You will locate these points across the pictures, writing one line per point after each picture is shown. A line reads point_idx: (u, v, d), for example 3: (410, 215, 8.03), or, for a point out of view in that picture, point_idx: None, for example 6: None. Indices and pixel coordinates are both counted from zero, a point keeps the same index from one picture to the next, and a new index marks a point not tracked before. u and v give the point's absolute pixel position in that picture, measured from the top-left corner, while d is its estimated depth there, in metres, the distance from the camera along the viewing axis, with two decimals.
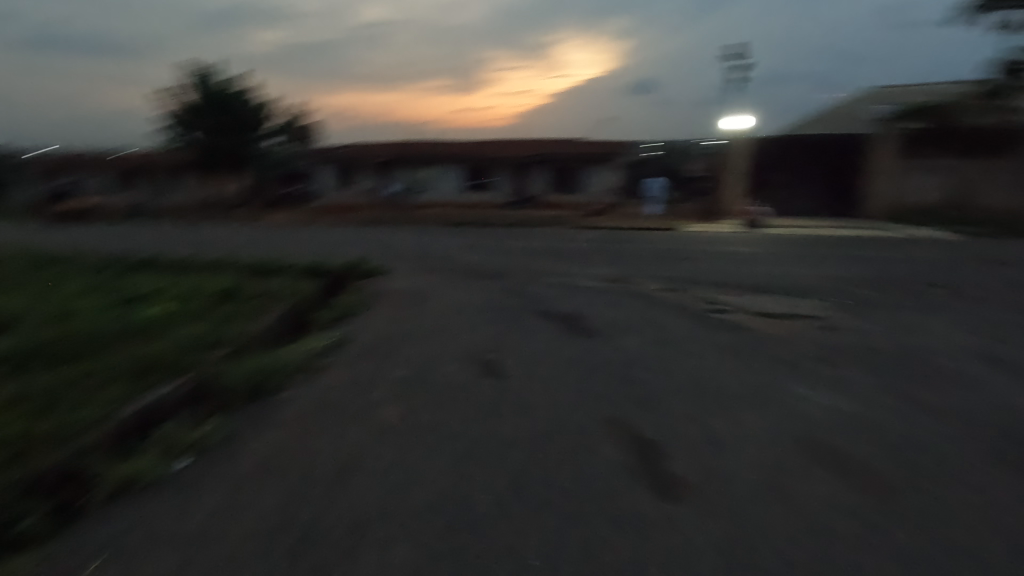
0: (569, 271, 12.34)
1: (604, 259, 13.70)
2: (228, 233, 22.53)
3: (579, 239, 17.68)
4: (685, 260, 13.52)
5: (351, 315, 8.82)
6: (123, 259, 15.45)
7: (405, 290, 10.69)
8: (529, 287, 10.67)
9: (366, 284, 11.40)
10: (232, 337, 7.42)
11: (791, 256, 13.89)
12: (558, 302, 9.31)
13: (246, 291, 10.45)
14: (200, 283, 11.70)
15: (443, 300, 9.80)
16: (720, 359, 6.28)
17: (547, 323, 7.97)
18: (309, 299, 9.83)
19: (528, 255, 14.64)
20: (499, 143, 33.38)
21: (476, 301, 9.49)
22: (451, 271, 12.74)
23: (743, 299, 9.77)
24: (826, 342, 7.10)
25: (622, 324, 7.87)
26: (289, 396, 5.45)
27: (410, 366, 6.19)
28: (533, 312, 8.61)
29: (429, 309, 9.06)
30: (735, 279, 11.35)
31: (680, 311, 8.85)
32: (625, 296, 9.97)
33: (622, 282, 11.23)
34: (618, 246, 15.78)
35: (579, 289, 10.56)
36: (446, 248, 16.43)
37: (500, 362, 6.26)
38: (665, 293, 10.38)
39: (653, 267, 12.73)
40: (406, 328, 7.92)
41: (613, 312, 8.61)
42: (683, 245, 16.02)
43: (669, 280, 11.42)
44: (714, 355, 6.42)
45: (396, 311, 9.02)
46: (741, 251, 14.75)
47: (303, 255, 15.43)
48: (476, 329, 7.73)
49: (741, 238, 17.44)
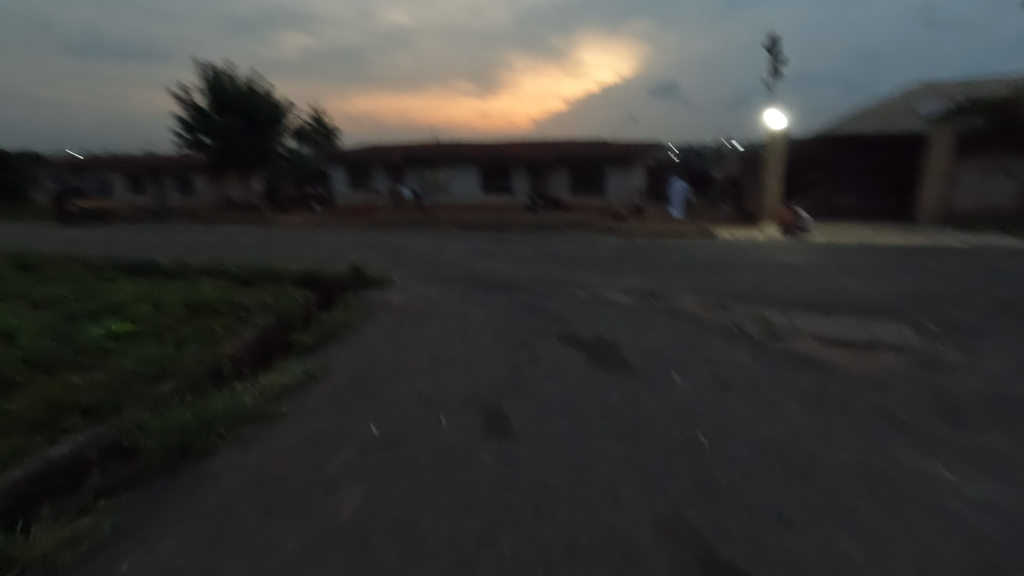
0: (594, 283, 10.87)
1: (633, 269, 12.20)
2: (233, 236, 21.53)
3: (604, 245, 16.14)
4: (724, 270, 11.95)
5: (335, 336, 7.46)
6: (112, 264, 14.36)
7: (405, 306, 9.32)
8: (548, 303, 9.23)
9: (364, 297, 10.08)
10: (182, 367, 6.06)
11: (848, 267, 12.22)
12: (583, 323, 7.86)
13: (226, 304, 9.16)
14: (180, 292, 10.46)
15: (450, 317, 8.41)
16: (802, 416, 4.75)
17: (570, 353, 6.52)
18: (294, 315, 8.47)
19: (549, 263, 13.20)
20: (519, 143, 31.86)
21: (486, 320, 8.08)
22: (460, 282, 11.38)
23: (803, 321, 8.20)
24: (932, 387, 5.52)
25: (664, 356, 6.37)
26: (215, 468, 4.04)
27: (390, 418, 4.78)
28: (552, 337, 7.16)
29: (430, 331, 7.67)
30: (789, 295, 9.76)
31: (731, 337, 7.31)
32: (662, 315, 8.47)
33: (655, 297, 9.74)
34: (649, 254, 14.22)
35: (606, 306, 9.08)
36: (458, 254, 15.06)
37: (509, 414, 4.83)
38: (707, 311, 8.86)
39: (690, 278, 11.20)
40: (398, 357, 6.53)
41: (651, 337, 7.13)
42: (720, 253, 14.41)
43: (711, 295, 9.88)
44: (791, 408, 4.90)
45: (390, 332, 7.64)
46: (789, 260, 13.11)
47: (302, 261, 14.18)
48: (483, 360, 6.30)
49: (783, 245, 15.76)
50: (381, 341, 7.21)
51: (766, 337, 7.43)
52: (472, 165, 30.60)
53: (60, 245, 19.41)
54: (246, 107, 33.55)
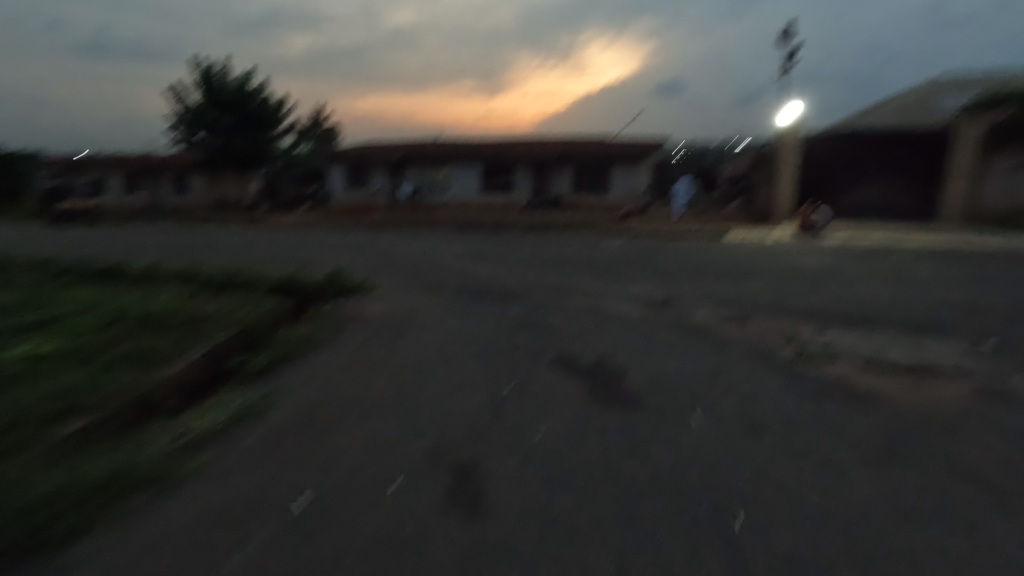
0: (595, 291, 9.82)
1: (638, 275, 11.12)
2: (220, 236, 20.55)
3: (608, 247, 15.11)
4: (738, 277, 10.86)
5: (294, 357, 6.42)
6: (81, 268, 13.45)
7: (382, 318, 8.29)
8: (543, 315, 8.16)
9: (340, 306, 9.06)
10: (96, 399, 5.01)
11: (876, 272, 11.15)
12: (581, 341, 6.80)
13: (182, 315, 8.14)
14: (137, 301, 9.44)
15: (430, 331, 7.40)
16: (859, 485, 3.69)
17: (564, 380, 5.47)
18: (254, 327, 7.43)
19: (549, 267, 12.21)
20: (521, 141, 30.75)
21: (471, 336, 7.05)
22: (448, 289, 10.34)
23: (836, 338, 7.14)
24: (1013, 432, 4.44)
25: (678, 385, 5.31)
26: (80, 561, 3.01)
27: (329, 480, 3.75)
28: (544, 359, 6.11)
29: (404, 348, 6.66)
30: (814, 305, 8.72)
31: (754, 359, 6.23)
32: (672, 330, 7.41)
33: (664, 308, 8.68)
34: (657, 257, 13.19)
35: (609, 318, 8.01)
36: (450, 257, 14.03)
37: (482, 474, 3.80)
38: (724, 325, 7.78)
39: (702, 286, 10.13)
40: (359, 384, 5.50)
41: (661, 360, 6.07)
42: (734, 256, 13.36)
43: (727, 304, 8.85)
44: (842, 472, 3.84)
45: (359, 351, 6.61)
46: (809, 265, 12.05)
47: (284, 265, 13.24)
48: (460, 390, 5.26)
49: (801, 247, 14.64)
50: (345, 362, 6.19)
51: (795, 359, 6.35)
52: (472, 163, 29.57)
53: (36, 246, 18.48)
54: (242, 105, 32.63)
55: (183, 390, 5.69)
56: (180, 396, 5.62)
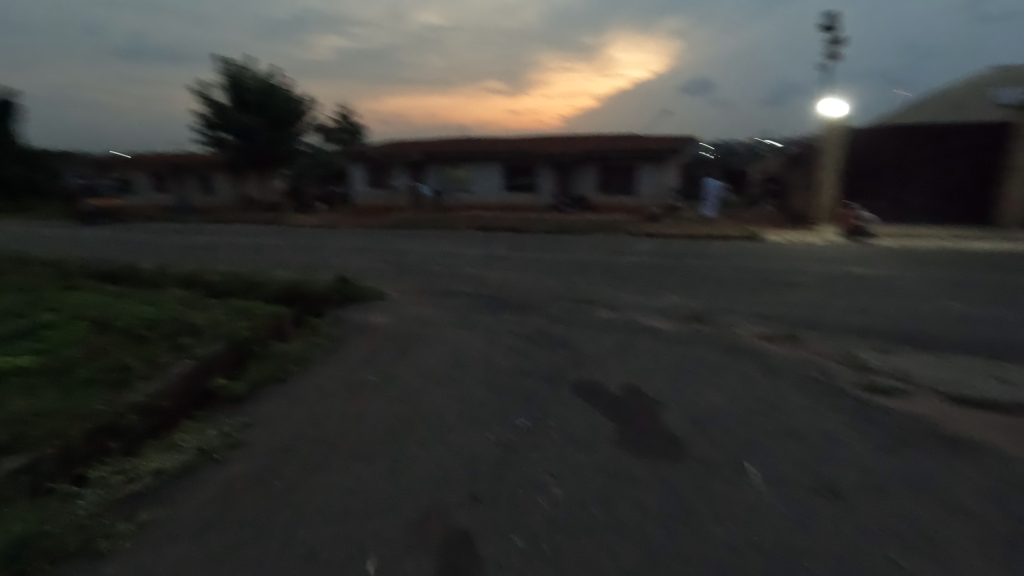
0: (622, 302, 8.94)
1: (669, 284, 10.16)
2: (236, 238, 20.16)
3: (636, 252, 14.16)
4: (781, 287, 9.84)
5: (282, 378, 5.71)
6: (90, 270, 13.08)
7: (387, 331, 7.53)
8: (564, 330, 7.32)
9: (345, 316, 8.38)
10: (46, 428, 4.34)
11: (937, 282, 10.03)
12: (609, 363, 5.94)
13: (173, 325, 7.49)
14: (134, 307, 8.89)
15: (438, 348, 6.63)
16: None
17: (588, 416, 4.61)
18: (247, 341, 6.74)
19: (572, 274, 11.38)
20: (545, 140, 29.83)
21: (482, 356, 6.25)
22: (462, 298, 9.58)
23: (905, 363, 6.15)
24: None
25: (726, 427, 4.42)
26: None
27: (289, 554, 3.00)
28: (565, 387, 5.25)
29: (406, 369, 5.91)
30: (872, 320, 7.71)
31: (814, 390, 5.27)
32: (711, 350, 6.49)
33: (701, 324, 7.73)
34: (689, 264, 12.25)
35: (639, 335, 7.11)
36: (466, 262, 13.25)
37: (481, 552, 3.00)
38: (771, 344, 6.86)
39: (741, 297, 9.15)
40: (348, 416, 4.74)
41: (703, 391, 5.17)
42: (774, 262, 12.32)
43: (772, 319, 7.91)
44: (957, 568, 2.91)
45: (354, 371, 5.87)
46: (859, 273, 10.97)
47: (293, 269, 12.65)
48: (464, 428, 4.45)
49: (847, 253, 13.46)
50: (337, 386, 5.46)
51: (862, 389, 5.38)
52: (494, 162, 28.79)
53: (53, 247, 18.27)
54: (266, 105, 32.48)
55: (156, 416, 4.94)
56: (151, 421, 4.87)
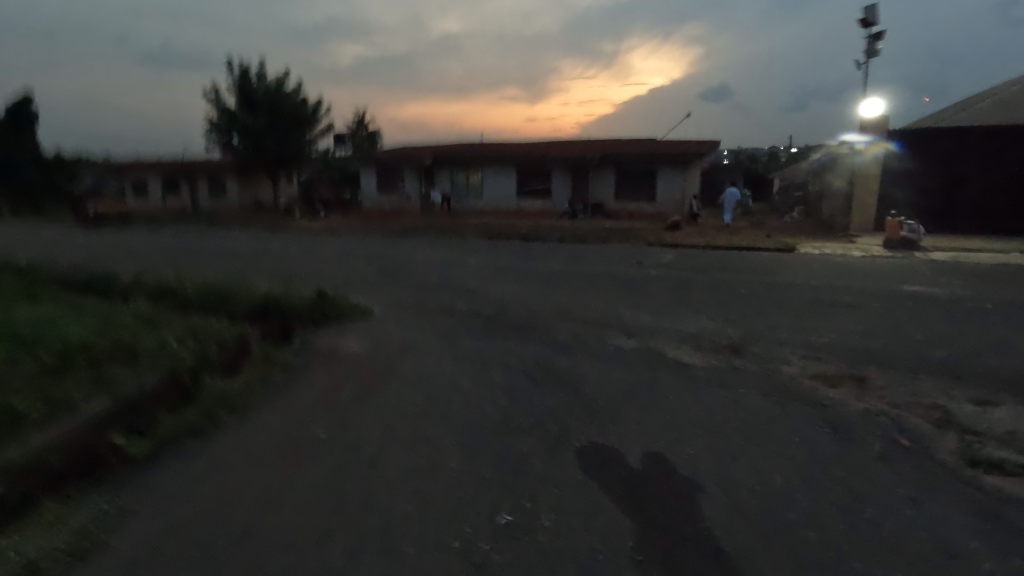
0: (641, 326, 7.60)
1: (697, 304, 8.78)
2: (232, 243, 19.16)
3: (656, 265, 12.77)
4: (830, 309, 8.39)
5: (212, 431, 4.53)
6: (62, 278, 12.09)
7: (359, 360, 6.28)
8: (571, 363, 6.03)
9: (316, 339, 7.19)
10: None
11: (1013, 304, 8.52)
12: (624, 417, 4.60)
13: (111, 350, 6.34)
14: (81, 325, 7.78)
15: (414, 388, 5.39)
16: None
17: (594, 512, 3.32)
18: (187, 371, 5.52)
19: (584, 289, 10.08)
20: (560, 144, 28.50)
21: (465, 403, 4.95)
22: (457, 318, 8.30)
23: (1011, 420, 4.73)
24: None
25: (794, 543, 3.07)
26: None
27: None
28: (565, 457, 3.94)
29: (367, 419, 4.69)
30: (950, 356, 6.26)
31: (903, 467, 3.91)
32: (754, 397, 5.11)
33: (740, 358, 6.32)
34: (717, 278, 10.86)
35: (663, 372, 5.76)
36: (468, 273, 11.99)
37: None
38: (828, 387, 5.47)
39: (782, 322, 7.76)
40: (267, 504, 3.52)
41: (750, 467, 3.84)
42: (814, 278, 10.86)
43: (822, 351, 6.52)
44: None
45: (300, 421, 4.63)
46: (916, 292, 9.50)
47: (278, 279, 11.51)
48: (421, 529, 3.22)
49: (898, 268, 11.93)
50: (273, 446, 4.24)
51: (968, 464, 3.99)
52: (507, 166, 27.47)
53: (41, 251, 17.39)
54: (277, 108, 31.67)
55: (41, 476, 3.63)
56: (25, 488, 3.54)
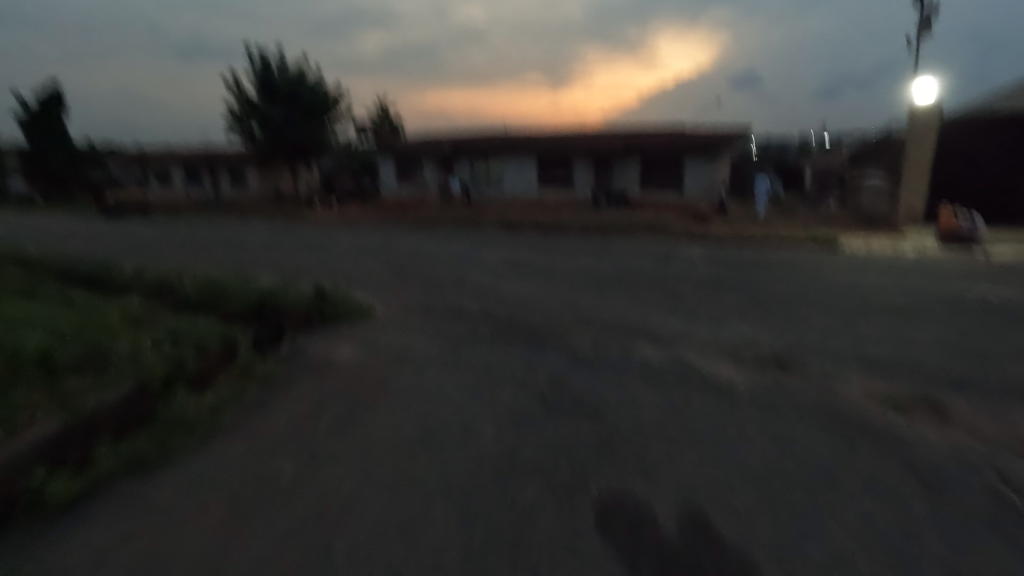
0: (672, 332, 6.72)
1: (733, 307, 7.85)
2: (244, 234, 18.70)
3: (686, 260, 11.79)
4: (888, 315, 7.36)
5: (167, 461, 3.87)
6: (63, 272, 11.67)
7: (349, 371, 5.55)
8: (591, 379, 5.20)
9: (307, 344, 6.50)
10: None
11: None
12: (653, 455, 3.78)
13: (81, 358, 5.72)
14: (62, 325, 7.21)
15: (407, 408, 4.63)
16: None
17: None
18: (156, 382, 4.86)
19: (606, 288, 9.20)
20: (584, 132, 27.39)
21: (462, 431, 4.17)
22: (464, 321, 7.52)
23: None
24: None
25: None
26: None
27: None
28: (580, 514, 3.15)
29: (346, 449, 3.96)
30: None
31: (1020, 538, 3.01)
32: (813, 430, 4.21)
33: (789, 374, 5.40)
34: (754, 277, 9.86)
35: (699, 392, 4.89)
36: (482, 269, 11.22)
37: None
38: (901, 415, 4.54)
39: (834, 329, 6.80)
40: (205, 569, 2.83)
41: (820, 537, 2.97)
42: (864, 276, 9.78)
43: (887, 368, 5.55)
44: None
45: (266, 453, 3.91)
46: (985, 294, 8.38)
47: (281, 274, 10.89)
48: None
49: (957, 265, 10.75)
50: (226, 488, 3.52)
51: None
52: (527, 155, 26.46)
53: (53, 242, 17.15)
54: (296, 97, 31.06)
55: None
56: None
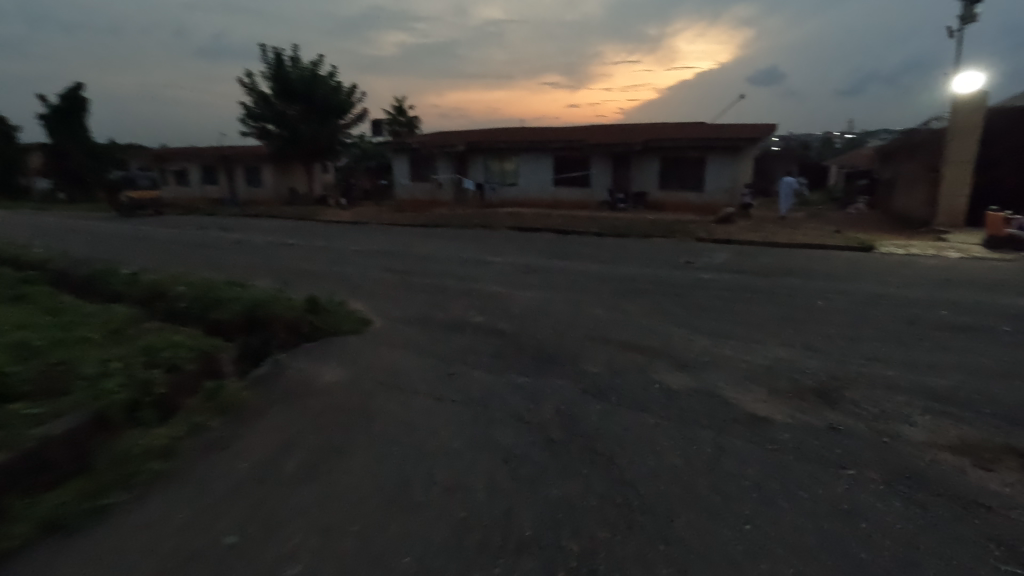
0: (696, 354, 5.98)
1: (764, 323, 7.07)
2: (250, 235, 18.21)
3: (709, 267, 10.96)
4: (943, 335, 6.51)
5: (103, 518, 3.29)
6: (56, 276, 11.22)
7: (332, 399, 4.93)
8: (602, 414, 4.50)
9: (290, 363, 5.89)
10: None
11: None
12: (676, 527, 3.08)
13: (41, 377, 5.16)
14: (33, 337, 6.67)
15: (389, 450, 3.99)
16: None
17: None
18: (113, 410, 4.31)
19: (622, 299, 8.45)
20: (601, 129, 26.55)
21: (449, 486, 3.51)
22: (466, 336, 6.86)
23: None
24: None
25: None
26: None
27: None
28: None
29: (310, 507, 3.33)
30: None
31: None
32: (873, 490, 3.46)
33: (835, 410, 4.64)
34: (784, 286, 9.03)
35: (732, 434, 4.17)
36: (491, 275, 10.56)
37: None
38: (979, 468, 3.76)
39: (881, 352, 6.00)
40: None
41: None
42: (907, 287, 8.92)
43: (950, 402, 4.76)
44: None
45: (216, 512, 3.30)
46: None
47: (278, 280, 10.33)
48: None
49: (1009, 274, 9.83)
50: (157, 563, 2.90)
51: None
52: (543, 153, 25.66)
53: (58, 243, 16.84)
54: (311, 95, 30.57)
55: None
56: None
